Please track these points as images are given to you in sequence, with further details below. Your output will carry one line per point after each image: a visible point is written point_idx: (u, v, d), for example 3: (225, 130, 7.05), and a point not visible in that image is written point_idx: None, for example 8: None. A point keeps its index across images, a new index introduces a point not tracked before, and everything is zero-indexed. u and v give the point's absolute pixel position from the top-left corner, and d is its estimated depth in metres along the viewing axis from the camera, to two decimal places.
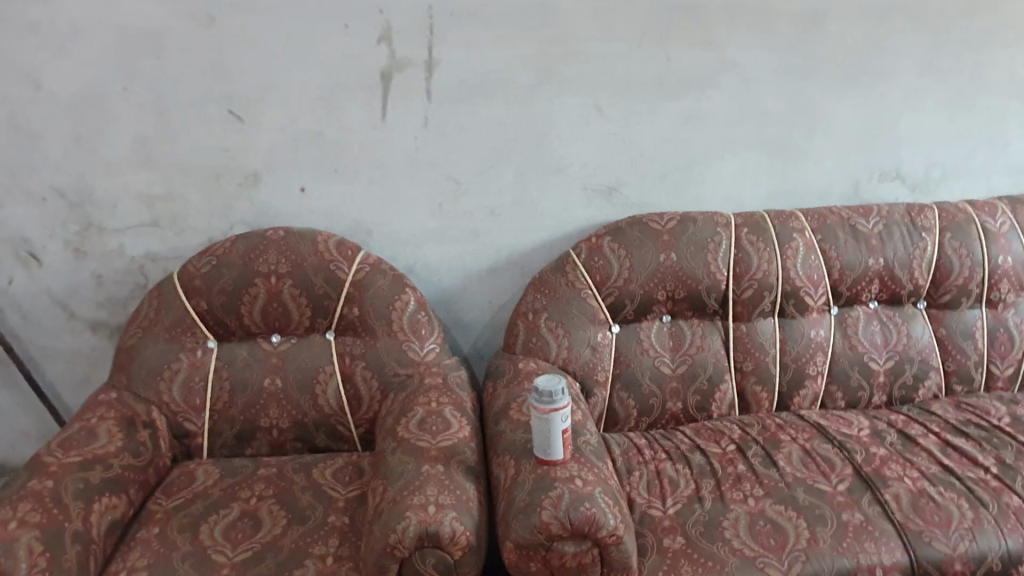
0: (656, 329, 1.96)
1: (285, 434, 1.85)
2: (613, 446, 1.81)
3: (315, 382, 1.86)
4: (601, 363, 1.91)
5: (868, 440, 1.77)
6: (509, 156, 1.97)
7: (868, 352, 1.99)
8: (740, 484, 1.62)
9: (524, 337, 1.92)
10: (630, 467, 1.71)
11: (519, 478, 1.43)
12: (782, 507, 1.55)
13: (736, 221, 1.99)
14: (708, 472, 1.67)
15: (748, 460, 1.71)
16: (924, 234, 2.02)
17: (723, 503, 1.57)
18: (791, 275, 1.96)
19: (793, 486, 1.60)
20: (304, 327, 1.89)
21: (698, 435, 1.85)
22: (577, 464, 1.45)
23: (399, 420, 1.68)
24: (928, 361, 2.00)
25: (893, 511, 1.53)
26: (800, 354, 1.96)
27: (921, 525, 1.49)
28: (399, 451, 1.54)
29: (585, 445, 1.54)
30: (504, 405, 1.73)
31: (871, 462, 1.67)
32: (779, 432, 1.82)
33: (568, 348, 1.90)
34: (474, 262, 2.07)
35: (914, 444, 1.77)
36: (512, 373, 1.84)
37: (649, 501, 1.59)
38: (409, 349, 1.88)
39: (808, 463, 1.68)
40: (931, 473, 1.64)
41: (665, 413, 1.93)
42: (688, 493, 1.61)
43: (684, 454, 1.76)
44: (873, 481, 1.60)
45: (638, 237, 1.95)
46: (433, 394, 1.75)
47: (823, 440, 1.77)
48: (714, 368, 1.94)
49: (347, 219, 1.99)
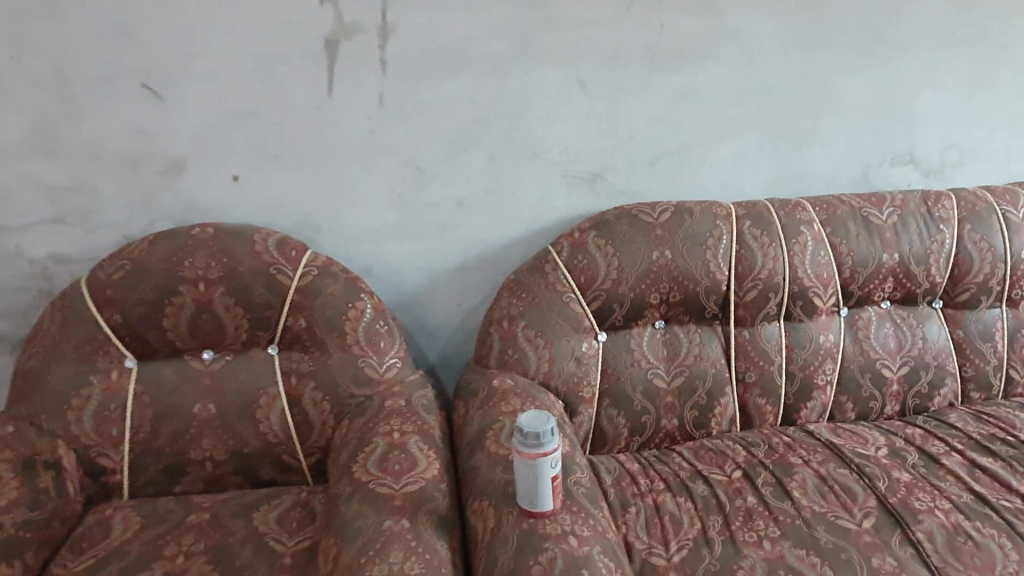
0: (649, 336, 1.73)
1: (221, 467, 1.58)
2: (603, 474, 1.59)
3: (257, 406, 1.58)
4: (587, 377, 1.68)
5: (888, 462, 1.58)
6: (480, 138, 1.70)
7: (881, 358, 1.79)
8: (753, 522, 1.42)
9: (498, 348, 1.67)
10: (624, 501, 1.49)
11: (501, 534, 1.19)
12: (803, 551, 1.34)
13: (737, 212, 1.76)
14: (714, 507, 1.47)
15: (759, 491, 1.50)
16: (941, 225, 1.81)
17: (735, 546, 1.36)
18: (799, 274, 1.74)
19: (812, 523, 1.40)
20: (242, 341, 1.61)
21: (698, 459, 1.63)
22: (571, 515, 1.22)
23: (356, 454, 1.42)
24: (944, 367, 1.82)
25: (927, 553, 1.34)
26: (807, 362, 1.75)
27: (960, 569, 1.31)
28: (355, 498, 1.29)
29: (577, 488, 1.30)
30: (479, 433, 1.48)
31: (895, 491, 1.48)
32: (788, 454, 1.62)
33: (550, 360, 1.65)
34: (441, 260, 1.80)
35: (938, 465, 1.58)
36: (487, 392, 1.60)
37: (650, 546, 1.37)
38: (366, 365, 1.62)
39: (827, 493, 1.48)
40: (963, 503, 1.46)
41: (659, 431, 1.71)
42: (694, 534, 1.40)
43: (684, 484, 1.55)
44: (902, 516, 1.41)
45: (628, 232, 1.71)
46: (395, 420, 1.50)
47: (838, 464, 1.57)
48: (714, 379, 1.72)
49: (291, 212, 1.70)
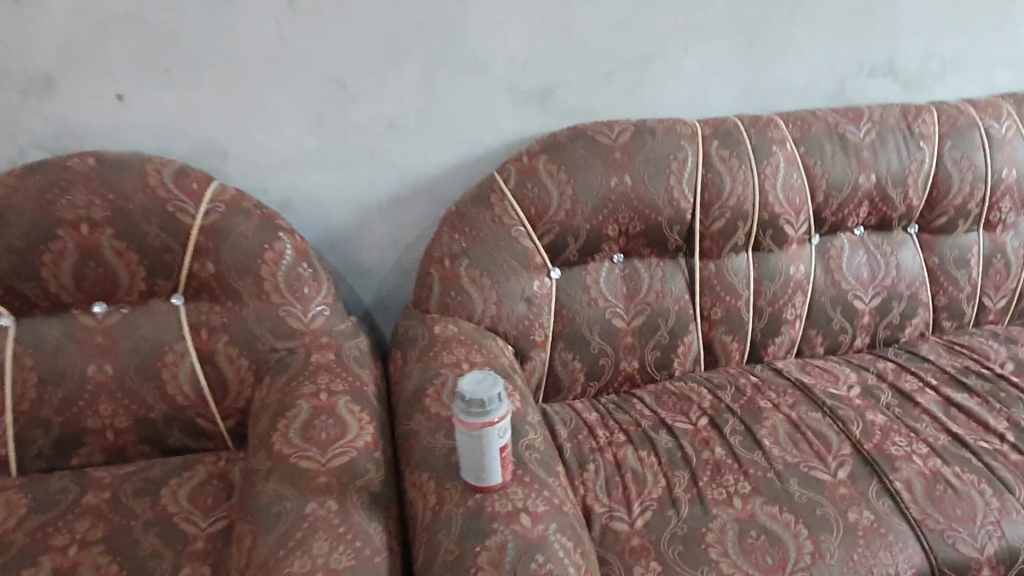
0: (607, 272, 1.56)
1: (124, 435, 1.39)
2: (558, 427, 1.44)
3: (161, 365, 1.38)
4: (539, 320, 1.51)
5: (862, 403, 1.47)
6: (410, 48, 1.45)
7: (853, 289, 1.66)
8: (721, 477, 1.30)
9: (439, 291, 1.49)
10: (582, 458, 1.35)
11: (444, 514, 1.04)
12: (776, 508, 1.23)
13: (703, 131, 1.57)
14: (680, 462, 1.34)
15: (727, 440, 1.38)
16: (921, 143, 1.66)
17: (703, 505, 1.24)
18: (770, 200, 1.58)
19: (785, 476, 1.29)
20: (139, 291, 1.39)
21: (660, 406, 1.50)
22: (522, 488, 1.07)
23: (277, 421, 1.24)
24: (918, 296, 1.70)
25: (906, 504, 1.24)
26: (776, 296, 1.62)
27: (941, 521, 1.21)
28: (275, 476, 1.11)
29: (530, 454, 1.15)
30: (418, 390, 1.31)
31: (871, 435, 1.37)
32: (757, 398, 1.49)
33: (498, 303, 1.48)
34: (371, 191, 1.58)
35: (912, 405, 1.48)
36: (427, 342, 1.42)
37: (611, 509, 1.25)
38: (288, 315, 1.41)
39: (799, 441, 1.37)
40: (941, 446, 1.36)
41: (618, 375, 1.57)
42: (658, 493, 1.27)
43: (647, 436, 1.41)
44: (878, 464, 1.31)
45: (583, 156, 1.51)
46: (323, 379, 1.32)
47: (810, 407, 1.46)
48: (678, 317, 1.58)
49: (190, 137, 1.45)
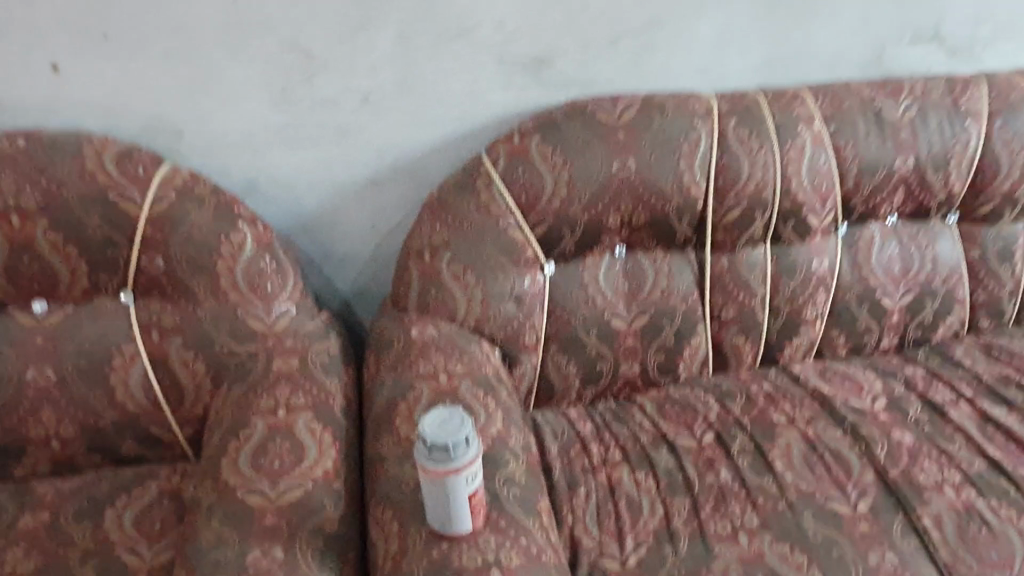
0: (607, 268, 1.40)
1: (72, 445, 1.26)
2: (547, 441, 1.31)
3: (109, 370, 1.25)
4: (530, 321, 1.36)
5: (887, 419, 1.31)
6: (384, 11, 1.27)
7: (883, 286, 1.49)
8: (726, 508, 1.16)
9: (418, 288, 1.34)
10: (572, 481, 1.22)
11: (405, 566, 0.92)
12: (787, 548, 1.09)
13: (719, 107, 1.39)
14: (681, 488, 1.20)
15: (734, 462, 1.24)
16: (968, 121, 1.46)
17: (704, 542, 1.11)
18: (793, 187, 1.40)
19: (797, 509, 1.15)
20: (82, 288, 1.25)
21: (662, 417, 1.36)
22: (495, 536, 0.94)
23: (229, 442, 1.11)
24: (954, 293, 1.53)
25: (935, 545, 1.10)
26: (796, 294, 1.45)
27: (974, 567, 1.07)
28: (219, 514, 1.00)
29: (507, 491, 1.02)
30: (389, 405, 1.17)
31: (897, 460, 1.22)
32: (769, 410, 1.34)
33: (483, 302, 1.33)
34: (346, 172, 1.42)
35: (944, 421, 1.32)
36: (402, 347, 1.28)
37: (601, 545, 1.12)
38: (248, 315, 1.28)
39: (816, 465, 1.22)
40: (975, 473, 1.21)
41: (617, 380, 1.43)
42: (655, 526, 1.14)
43: (646, 454, 1.27)
44: (905, 495, 1.16)
45: (581, 137, 1.33)
46: (284, 391, 1.18)
47: (829, 422, 1.31)
48: (685, 317, 1.42)
49: (137, 113, 1.29)
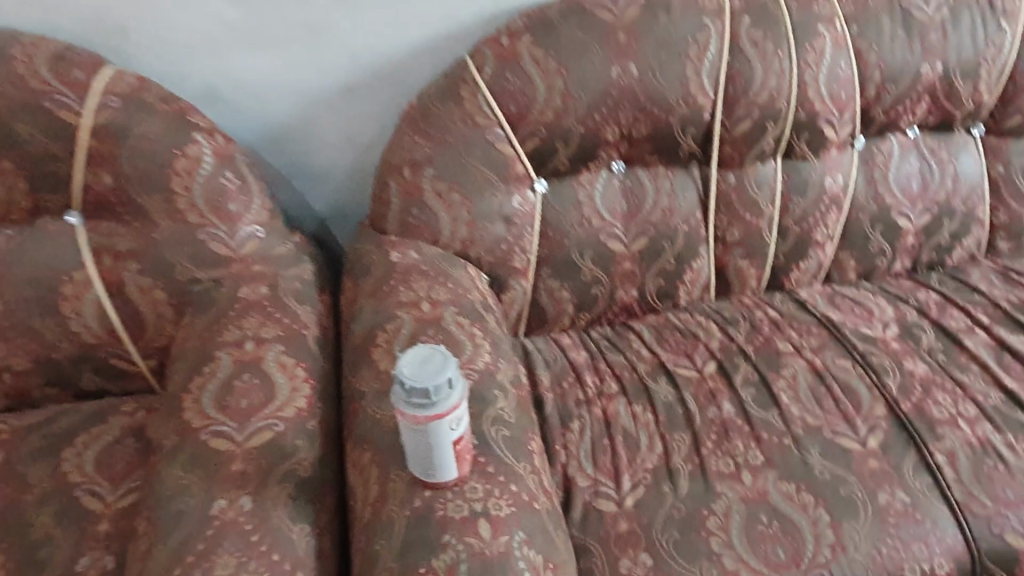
0: (604, 184, 1.28)
1: (27, 378, 1.17)
2: (538, 371, 1.22)
3: (60, 298, 1.14)
4: (520, 244, 1.26)
5: (900, 348, 1.23)
6: None
7: (899, 205, 1.39)
8: (729, 443, 1.09)
9: (398, 207, 1.22)
10: (565, 415, 1.15)
11: (385, 515, 0.84)
12: (792, 487, 1.03)
13: (732, 4, 1.24)
14: (680, 422, 1.13)
15: (737, 394, 1.16)
16: (1004, 22, 1.32)
17: (705, 480, 1.05)
18: (810, 96, 1.27)
19: (804, 444, 1.08)
20: (25, 208, 1.13)
21: (661, 345, 1.28)
22: (483, 483, 0.86)
23: (192, 377, 1.02)
24: (974, 213, 1.42)
25: (948, 483, 1.04)
26: (806, 213, 1.35)
27: (988, 506, 1.02)
28: (181, 458, 0.91)
29: (496, 432, 0.94)
30: (367, 336, 1.08)
31: (910, 392, 1.15)
32: (774, 338, 1.26)
33: (469, 223, 1.22)
34: (315, 78, 1.28)
35: (959, 350, 1.25)
36: (381, 272, 1.17)
37: (596, 484, 1.05)
38: (211, 238, 1.16)
39: (824, 398, 1.15)
40: (991, 406, 1.14)
41: (613, 305, 1.34)
42: (653, 463, 1.07)
43: (644, 385, 1.20)
44: (918, 431, 1.09)
45: (578, 38, 1.19)
46: (251, 322, 1.08)
47: (838, 351, 1.23)
48: (687, 239, 1.32)
49: (73, 8, 1.14)
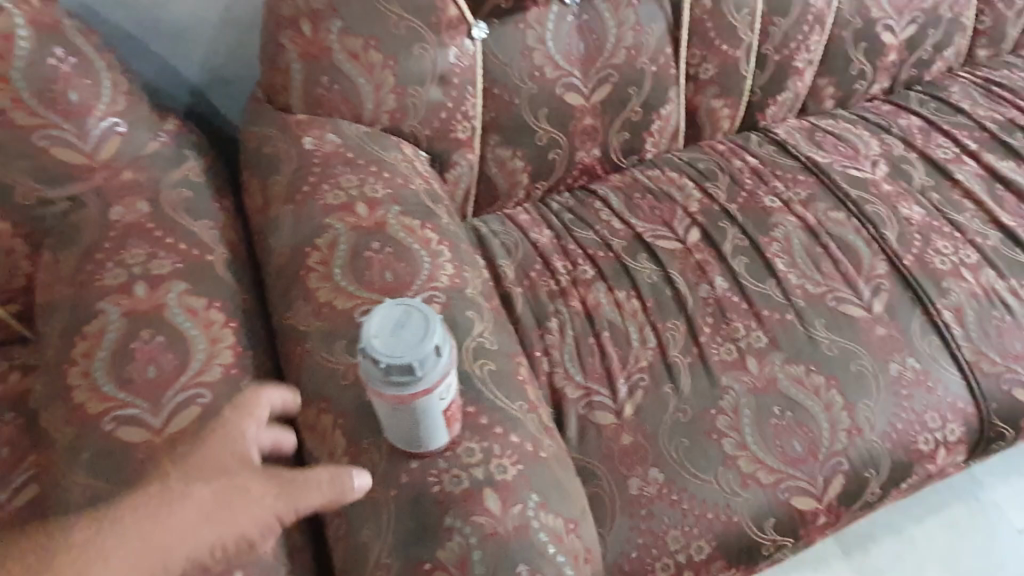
0: (556, 21, 1.02)
1: None
2: (499, 261, 1.04)
3: None
4: (461, 109, 1.01)
5: (892, 191, 1.12)
6: None
7: (885, 18, 1.20)
8: (727, 324, 0.98)
9: (302, 76, 0.94)
10: (540, 312, 0.99)
11: (367, 498, 0.69)
12: (800, 369, 0.94)
13: None
14: (670, 306, 1.00)
15: (727, 265, 1.04)
16: None
17: (708, 374, 0.94)
18: None
19: (807, 317, 0.98)
20: None
21: (633, 212, 1.11)
22: (478, 441, 0.72)
23: (72, 343, 0.78)
24: (960, 20, 1.26)
25: (957, 343, 0.97)
26: (787, 38, 1.15)
27: (997, 362, 0.96)
28: (85, 461, 0.71)
29: (481, 368, 0.78)
30: (291, 257, 0.85)
31: (908, 243, 1.05)
32: (760, 192, 1.12)
33: (396, 91, 0.96)
34: None
35: (950, 184, 1.14)
36: (295, 166, 0.92)
37: (589, 392, 0.93)
38: (51, 143, 0.86)
39: (821, 259, 1.04)
40: (990, 248, 1.05)
41: (573, 168, 1.14)
42: (648, 360, 0.96)
43: (622, 265, 1.04)
44: (923, 287, 1.00)
45: None
46: (136, 256, 0.83)
47: (828, 202, 1.10)
48: (656, 83, 1.10)
49: None
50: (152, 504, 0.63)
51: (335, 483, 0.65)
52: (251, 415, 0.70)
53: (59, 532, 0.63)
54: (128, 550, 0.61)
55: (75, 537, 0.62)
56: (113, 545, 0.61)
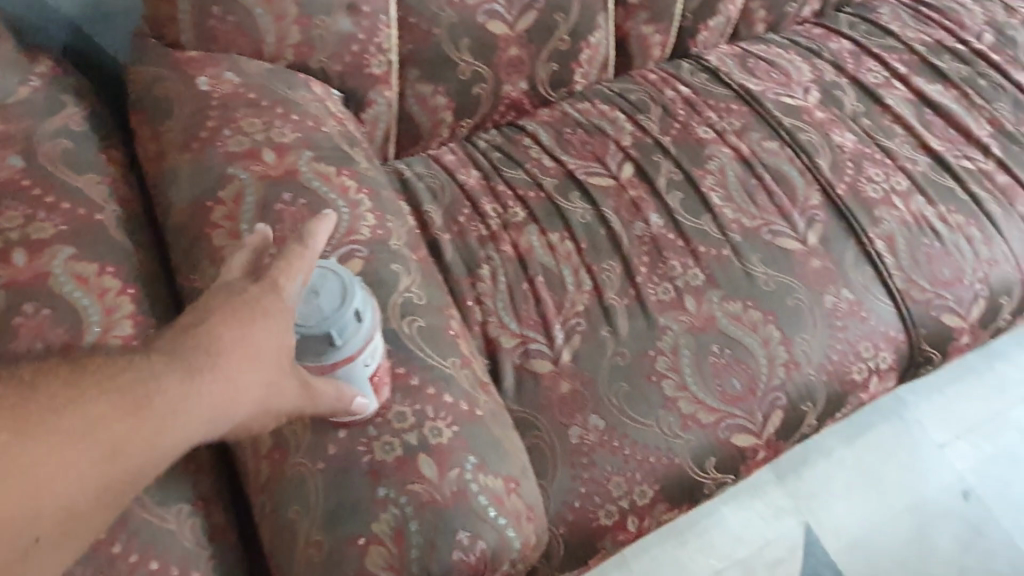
0: None
1: None
2: (425, 206, 0.98)
3: None
4: (375, 41, 0.93)
5: (825, 118, 1.10)
6: None
7: None
8: (664, 263, 0.95)
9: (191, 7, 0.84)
10: (471, 259, 0.94)
11: (293, 471, 0.65)
12: (737, 305, 0.92)
13: None
14: (606, 246, 0.97)
15: (662, 201, 1.00)
16: None
17: (646, 315, 0.91)
18: None
19: (744, 253, 0.96)
20: None
21: (564, 148, 1.06)
22: (411, 404, 0.67)
23: None
24: None
25: (889, 271, 0.97)
26: None
27: (926, 289, 0.97)
28: None
29: (409, 326, 0.73)
30: (192, 212, 0.77)
31: (841, 172, 1.04)
32: (693, 123, 1.08)
33: (301, 22, 0.87)
34: None
35: (880, 110, 1.12)
36: (190, 110, 0.83)
37: (525, 340, 0.89)
38: None
39: (755, 191, 1.01)
40: (920, 174, 1.05)
41: (499, 103, 1.08)
42: (584, 304, 0.92)
43: (555, 205, 1.00)
44: (855, 217, 1.00)
45: None
46: (12, 218, 0.73)
47: (762, 131, 1.07)
48: (584, 9, 1.04)
49: None
50: (210, 373, 0.51)
51: (343, 394, 0.60)
52: (298, 283, 0.58)
53: (90, 376, 0.48)
54: (194, 428, 0.50)
55: (125, 395, 0.48)
56: (174, 417, 0.49)
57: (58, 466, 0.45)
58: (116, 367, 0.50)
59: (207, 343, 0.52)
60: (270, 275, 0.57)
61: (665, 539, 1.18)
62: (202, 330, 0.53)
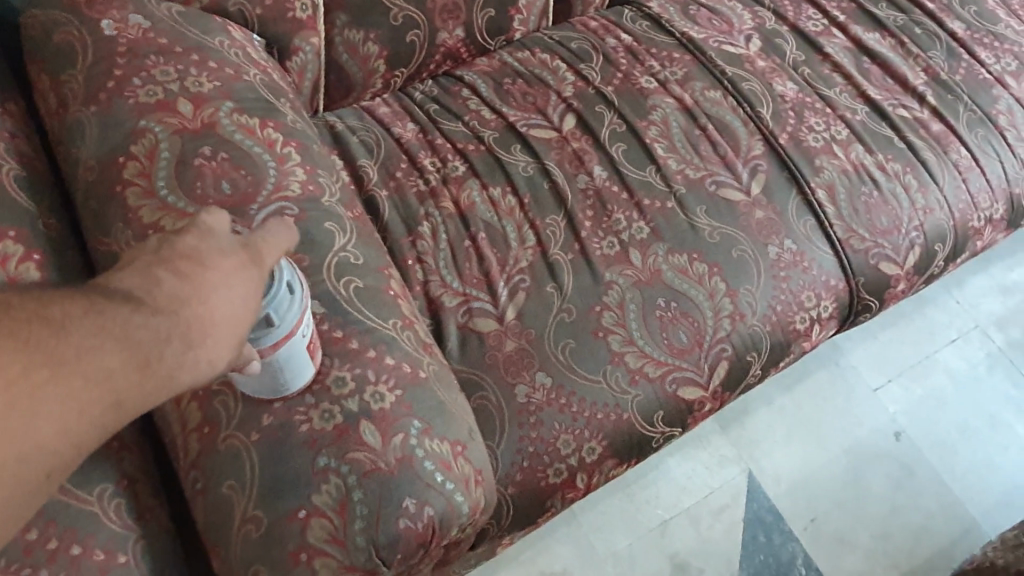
0: None
1: None
2: (360, 161, 0.93)
3: None
4: None
5: (767, 67, 1.08)
6: None
7: None
8: (608, 217, 0.93)
9: None
10: (410, 216, 0.90)
11: (226, 445, 0.61)
12: (683, 258, 0.91)
13: None
14: (549, 200, 0.94)
15: (606, 153, 0.98)
16: None
17: (591, 270, 0.89)
18: None
19: (688, 205, 0.95)
20: None
21: (503, 99, 1.02)
22: (350, 370, 0.64)
23: None
24: None
25: (829, 221, 0.97)
26: None
27: (865, 238, 0.97)
28: None
29: (346, 288, 0.69)
30: (102, 171, 0.70)
31: (783, 121, 1.03)
32: (635, 72, 1.05)
33: None
34: None
35: (820, 58, 1.11)
36: (93, 58, 0.75)
37: (469, 299, 0.86)
38: None
39: (699, 142, 1.00)
40: (859, 123, 1.05)
41: (435, 52, 1.03)
42: (529, 260, 0.89)
43: (496, 159, 0.96)
44: (797, 167, 0.99)
45: None
46: None
47: (704, 81, 1.06)
48: None
49: None
50: (206, 344, 0.49)
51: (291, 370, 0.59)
52: (278, 258, 0.55)
53: (101, 324, 0.46)
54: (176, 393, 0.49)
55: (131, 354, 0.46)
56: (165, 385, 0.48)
57: (61, 413, 0.43)
58: (123, 317, 0.47)
59: (202, 311, 0.50)
60: (255, 253, 0.54)
61: (614, 492, 1.18)
62: (199, 290, 0.50)
